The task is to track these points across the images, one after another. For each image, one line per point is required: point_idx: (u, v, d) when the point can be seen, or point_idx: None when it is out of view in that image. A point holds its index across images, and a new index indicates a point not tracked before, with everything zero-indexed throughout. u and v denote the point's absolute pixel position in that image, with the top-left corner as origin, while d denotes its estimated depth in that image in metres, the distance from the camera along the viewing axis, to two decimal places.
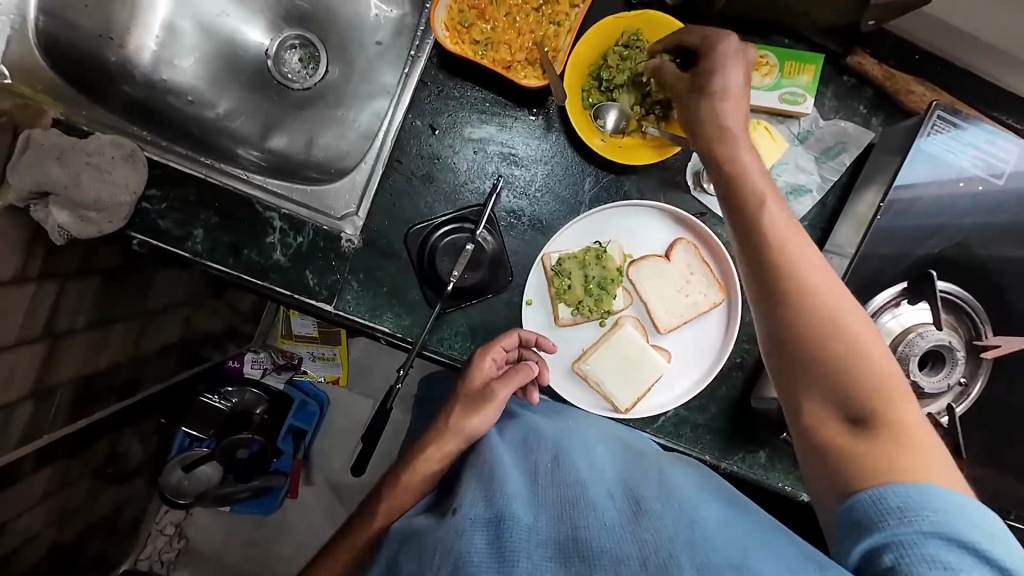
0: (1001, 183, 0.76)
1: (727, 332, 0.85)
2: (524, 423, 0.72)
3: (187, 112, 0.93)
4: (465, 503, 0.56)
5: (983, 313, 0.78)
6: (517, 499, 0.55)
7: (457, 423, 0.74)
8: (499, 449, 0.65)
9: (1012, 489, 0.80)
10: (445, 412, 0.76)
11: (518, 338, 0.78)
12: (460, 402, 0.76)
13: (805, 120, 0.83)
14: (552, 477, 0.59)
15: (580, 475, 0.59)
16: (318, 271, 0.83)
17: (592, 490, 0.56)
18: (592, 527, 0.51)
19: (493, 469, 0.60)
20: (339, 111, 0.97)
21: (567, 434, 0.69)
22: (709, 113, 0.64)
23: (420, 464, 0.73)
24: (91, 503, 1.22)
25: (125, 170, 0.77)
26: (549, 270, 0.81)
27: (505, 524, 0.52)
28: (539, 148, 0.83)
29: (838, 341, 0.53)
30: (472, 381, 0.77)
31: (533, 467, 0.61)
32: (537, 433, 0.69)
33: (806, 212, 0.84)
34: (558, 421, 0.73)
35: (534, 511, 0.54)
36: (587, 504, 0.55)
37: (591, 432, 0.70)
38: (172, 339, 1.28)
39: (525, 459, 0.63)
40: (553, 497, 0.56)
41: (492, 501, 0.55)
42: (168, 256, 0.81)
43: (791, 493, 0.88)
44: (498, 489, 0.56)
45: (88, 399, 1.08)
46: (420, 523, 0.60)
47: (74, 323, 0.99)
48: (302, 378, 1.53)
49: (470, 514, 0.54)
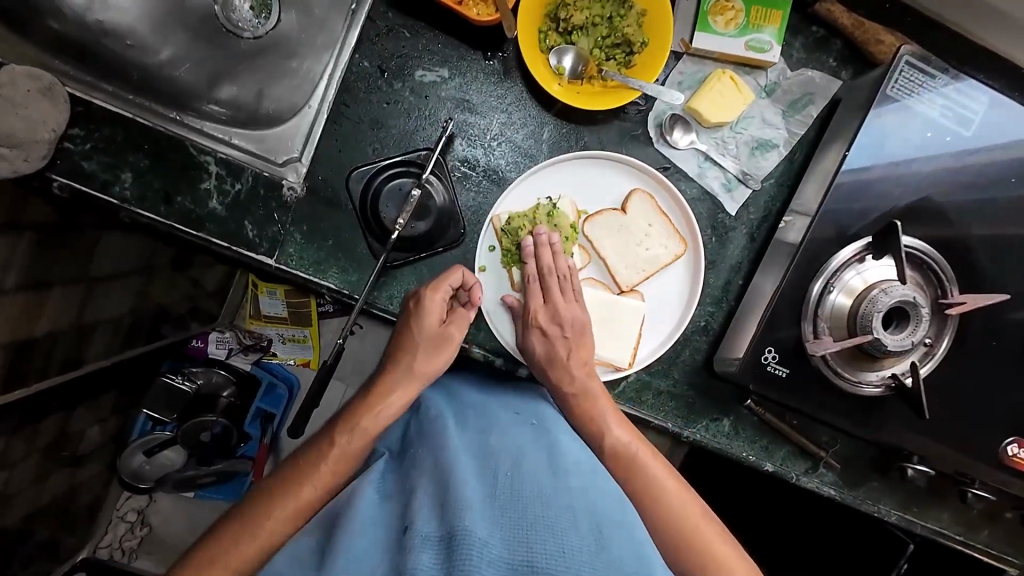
0: (970, 133, 0.74)
1: (691, 288, 0.81)
2: (487, 424, 0.69)
3: (127, 56, 0.83)
4: (417, 518, 0.52)
5: (950, 271, 0.76)
6: (475, 512, 0.51)
7: (420, 369, 0.71)
8: (457, 455, 0.61)
9: (971, 448, 0.79)
10: (401, 355, 0.71)
11: (463, 278, 0.72)
12: (420, 346, 0.71)
13: (771, 71, 0.81)
14: (512, 488, 0.55)
15: (543, 490, 0.56)
16: (258, 222, 0.77)
17: (555, 509, 0.53)
18: (553, 555, 0.48)
19: (446, 479, 0.57)
20: (294, 62, 0.87)
21: (533, 443, 0.66)
22: (548, 307, 0.74)
23: (366, 424, 0.68)
24: (38, 486, 1.12)
25: (43, 105, 0.71)
26: (499, 230, 0.77)
27: (457, 539, 0.48)
28: (495, 94, 0.79)
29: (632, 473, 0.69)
30: (428, 322, 0.71)
31: (491, 476, 0.58)
32: (499, 438, 0.65)
33: (772, 167, 0.82)
34: (525, 427, 0.70)
35: (489, 527, 0.50)
36: (548, 524, 0.51)
37: (558, 440, 0.67)
38: (122, 313, 1.15)
39: (483, 465, 0.60)
40: (511, 512, 0.52)
41: (445, 516, 0.51)
42: (91, 201, 0.75)
43: (755, 463, 0.84)
44: (453, 502, 0.52)
45: (25, 370, 0.97)
46: (365, 518, 0.56)
47: (2, 284, 0.88)
48: (270, 360, 1.43)
49: (422, 530, 0.50)
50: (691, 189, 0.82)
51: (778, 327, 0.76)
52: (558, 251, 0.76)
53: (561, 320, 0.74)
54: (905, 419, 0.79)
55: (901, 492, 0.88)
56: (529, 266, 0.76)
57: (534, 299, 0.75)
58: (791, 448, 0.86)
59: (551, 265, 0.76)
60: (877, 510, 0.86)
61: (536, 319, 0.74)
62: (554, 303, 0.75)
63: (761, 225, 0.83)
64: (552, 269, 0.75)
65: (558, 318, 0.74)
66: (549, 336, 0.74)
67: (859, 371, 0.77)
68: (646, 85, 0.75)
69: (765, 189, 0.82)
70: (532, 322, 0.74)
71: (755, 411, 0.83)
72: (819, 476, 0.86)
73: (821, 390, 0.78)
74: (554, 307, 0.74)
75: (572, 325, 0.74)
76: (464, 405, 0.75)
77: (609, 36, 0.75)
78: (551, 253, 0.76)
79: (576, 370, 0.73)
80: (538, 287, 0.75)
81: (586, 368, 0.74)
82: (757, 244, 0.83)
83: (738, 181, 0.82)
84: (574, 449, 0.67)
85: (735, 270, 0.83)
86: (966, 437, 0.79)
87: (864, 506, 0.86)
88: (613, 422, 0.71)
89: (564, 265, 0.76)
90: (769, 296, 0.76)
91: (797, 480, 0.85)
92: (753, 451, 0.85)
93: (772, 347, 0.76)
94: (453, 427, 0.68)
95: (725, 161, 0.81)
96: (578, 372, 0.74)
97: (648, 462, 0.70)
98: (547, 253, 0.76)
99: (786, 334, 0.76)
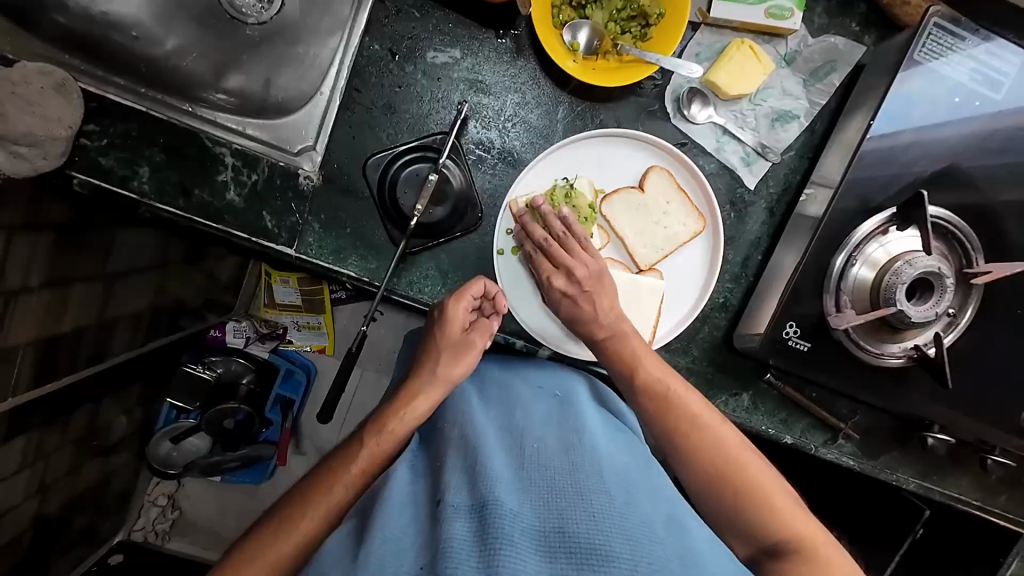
0: (1000, 97, 0.72)
1: (712, 265, 0.81)
2: (511, 400, 0.70)
3: (133, 49, 0.83)
4: (448, 491, 0.54)
5: (976, 240, 0.75)
6: (504, 486, 0.52)
7: (443, 371, 0.72)
8: (484, 430, 0.63)
9: (992, 416, 0.80)
10: (427, 361, 0.73)
11: (485, 288, 0.74)
12: (443, 351, 0.73)
13: (792, 39, 0.78)
14: (538, 462, 0.57)
15: (569, 458, 0.57)
16: (276, 213, 0.77)
17: (583, 477, 0.54)
18: (584, 518, 0.49)
19: (474, 452, 0.58)
20: (299, 48, 0.86)
21: (558, 416, 0.66)
22: (569, 266, 0.74)
23: (393, 426, 0.68)
24: (74, 474, 1.17)
25: (57, 102, 0.70)
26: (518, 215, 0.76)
27: (488, 509, 0.49)
28: (508, 73, 0.77)
29: (676, 414, 0.70)
30: (450, 330, 0.73)
31: (518, 450, 0.59)
32: (524, 412, 0.67)
33: (793, 139, 0.80)
34: (550, 399, 0.70)
35: (518, 498, 0.51)
36: (577, 490, 0.52)
37: (583, 411, 0.68)
38: (142, 306, 1.17)
39: (511, 440, 0.61)
40: (538, 484, 0.53)
41: (475, 487, 0.52)
42: (112, 197, 0.76)
43: (774, 436, 0.85)
44: (482, 475, 0.54)
45: (54, 364, 1.00)
46: (396, 496, 0.56)
47: (27, 282, 0.89)
48: (287, 348, 1.46)
49: (455, 502, 0.52)
50: (709, 165, 0.81)
51: (800, 302, 0.75)
52: (564, 219, 0.75)
53: (574, 278, 0.74)
54: (927, 389, 0.79)
55: (920, 461, 0.88)
56: (527, 244, 0.76)
57: (550, 273, 0.75)
58: (810, 420, 0.87)
59: (564, 228, 0.75)
60: (895, 478, 0.87)
61: (553, 285, 0.75)
62: (563, 262, 0.74)
63: (781, 198, 0.82)
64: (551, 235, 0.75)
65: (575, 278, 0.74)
66: (571, 295, 0.74)
67: (880, 343, 0.77)
68: (663, 59, 0.73)
69: (786, 162, 0.81)
70: (554, 294, 0.75)
71: (775, 385, 0.84)
72: (838, 447, 0.87)
73: (842, 363, 0.78)
74: (562, 267, 0.74)
75: (592, 279, 0.74)
76: (488, 381, 0.76)
77: (625, 8, 0.74)
78: (553, 221, 0.75)
79: (606, 315, 0.74)
80: (547, 255, 0.75)
81: (616, 311, 0.74)
82: (776, 218, 0.82)
83: (757, 154, 0.80)
84: (598, 421, 0.68)
85: (755, 246, 0.82)
86: (986, 405, 0.79)
87: (882, 475, 0.87)
88: (645, 356, 0.72)
89: (563, 227, 0.75)
90: (790, 271, 0.76)
91: (816, 452, 0.86)
92: (772, 424, 0.85)
93: (794, 322, 0.76)
94: (478, 406, 0.69)
95: (743, 135, 0.80)
96: (607, 314, 0.74)
97: (681, 393, 0.71)
98: (554, 222, 0.75)
99: (808, 308, 0.76)
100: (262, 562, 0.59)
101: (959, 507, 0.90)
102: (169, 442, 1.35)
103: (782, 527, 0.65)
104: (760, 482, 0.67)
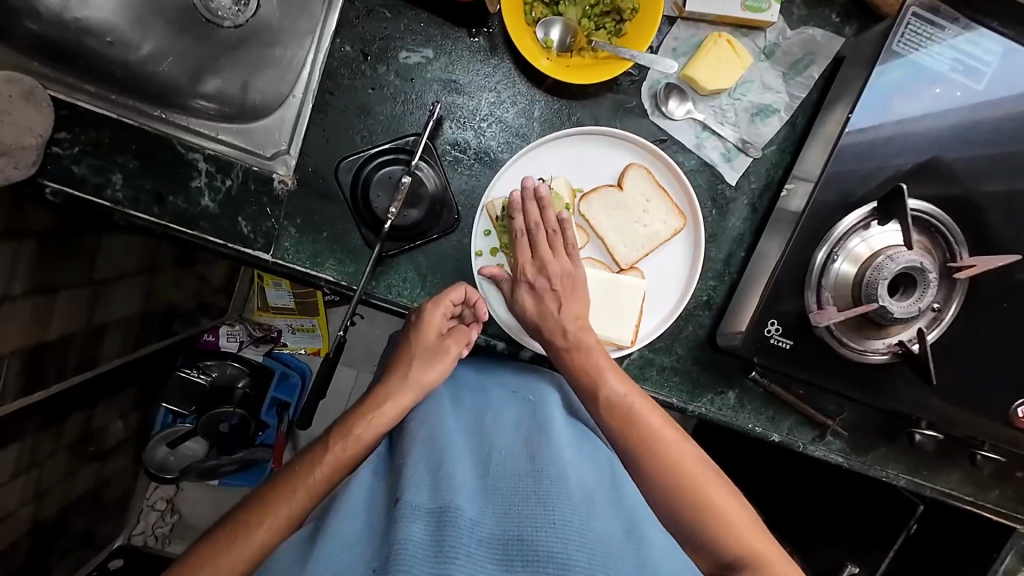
0: (982, 88, 0.71)
1: (693, 262, 0.80)
2: (482, 407, 0.70)
3: (108, 54, 0.82)
4: (408, 491, 0.53)
5: (959, 234, 0.74)
6: (465, 493, 0.52)
7: (415, 377, 0.71)
8: (451, 437, 0.63)
9: (980, 410, 0.78)
10: (399, 364, 0.73)
11: (466, 296, 0.74)
12: (416, 355, 0.72)
13: (770, 31, 0.77)
14: (503, 470, 0.56)
15: (534, 466, 0.56)
16: (251, 218, 0.77)
17: (546, 483, 0.54)
18: (545, 526, 0.49)
19: (438, 458, 0.57)
20: (276, 50, 0.85)
21: (525, 422, 0.66)
22: (547, 259, 0.74)
23: (359, 430, 0.67)
24: (67, 481, 1.17)
25: (27, 110, 0.69)
26: (495, 218, 0.76)
27: (448, 514, 0.48)
28: (482, 72, 0.77)
29: (632, 429, 0.68)
30: (425, 334, 0.72)
31: (483, 458, 0.59)
32: (493, 419, 0.67)
33: (773, 134, 0.79)
34: (520, 405, 0.70)
35: (479, 505, 0.51)
36: (539, 497, 0.52)
37: (552, 419, 0.67)
38: (131, 313, 1.17)
39: (478, 448, 0.61)
40: (501, 492, 0.53)
41: (436, 491, 0.52)
42: (85, 206, 0.75)
43: (761, 434, 0.84)
44: (444, 480, 0.53)
45: (42, 372, 1.00)
46: (356, 500, 0.55)
47: (10, 290, 0.88)
48: (281, 351, 1.45)
49: (413, 502, 0.51)
50: (689, 161, 0.80)
51: (781, 299, 0.74)
52: (546, 204, 0.74)
53: (549, 274, 0.73)
54: (913, 385, 0.78)
55: (909, 457, 0.87)
56: (517, 221, 0.74)
57: (522, 259, 0.74)
58: (798, 417, 0.86)
59: (538, 220, 0.74)
60: (885, 474, 0.86)
61: (525, 275, 0.74)
62: (542, 257, 0.74)
63: (762, 194, 0.80)
64: (540, 224, 0.74)
65: (549, 272, 0.73)
66: (536, 291, 0.74)
67: (864, 340, 0.76)
68: (638, 55, 0.72)
69: (767, 157, 0.80)
70: (519, 277, 0.74)
71: (761, 383, 0.83)
72: (827, 444, 0.86)
73: (826, 360, 0.77)
74: (543, 259, 0.74)
75: (564, 281, 0.74)
76: (461, 386, 0.77)
77: (597, 4, 0.73)
78: (537, 208, 0.74)
79: (568, 326, 0.72)
80: (529, 244, 0.74)
81: (580, 322, 0.73)
82: (758, 215, 0.81)
83: (738, 149, 0.79)
84: (564, 429, 0.67)
85: (737, 242, 0.81)
86: (974, 399, 0.78)
87: (871, 471, 0.86)
88: (610, 373, 0.70)
89: (552, 219, 0.74)
90: (772, 267, 0.75)
91: (804, 449, 0.85)
92: (760, 422, 0.84)
93: (775, 319, 0.75)
94: (449, 413, 0.69)
95: (723, 130, 0.78)
96: (571, 325, 0.73)
97: (645, 411, 0.69)
98: (534, 206, 0.73)
99: (789, 305, 0.75)
100: (220, 565, 0.57)
101: (951, 502, 0.89)
102: (164, 446, 1.35)
103: (740, 546, 0.65)
104: (720, 501, 0.67)
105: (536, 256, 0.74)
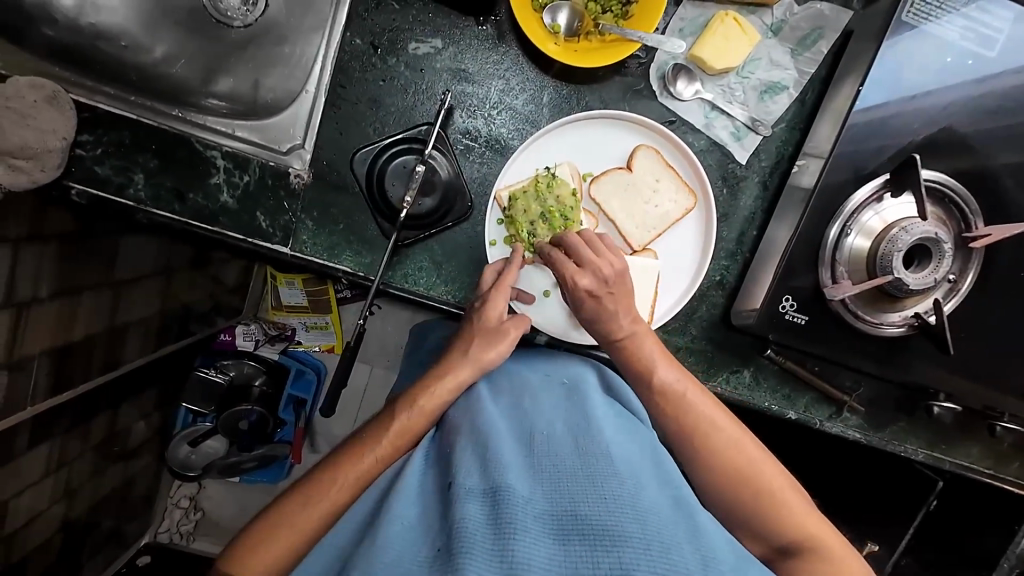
0: (994, 55, 0.72)
1: (706, 240, 0.80)
2: (520, 389, 0.70)
3: (124, 58, 0.84)
4: (460, 476, 0.54)
5: (974, 204, 0.73)
6: (516, 472, 0.53)
7: (475, 354, 0.71)
8: (493, 418, 0.63)
9: (996, 380, 0.78)
10: (461, 344, 0.73)
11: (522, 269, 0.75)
12: (476, 333, 0.72)
13: (778, 8, 0.77)
14: (547, 450, 0.56)
15: (578, 446, 0.57)
16: (269, 212, 0.78)
17: (593, 460, 0.54)
18: (596, 500, 0.49)
19: (484, 440, 0.58)
20: (285, 48, 0.86)
21: (565, 403, 0.66)
22: (592, 263, 0.69)
23: (395, 425, 0.66)
24: (96, 479, 1.20)
25: (51, 114, 0.71)
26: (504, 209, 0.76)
27: (501, 494, 0.50)
28: (490, 60, 0.78)
29: (685, 415, 0.68)
30: (486, 315, 0.73)
31: (527, 438, 0.59)
32: (532, 398, 0.67)
33: (782, 111, 0.79)
34: (557, 386, 0.71)
35: (530, 483, 0.51)
36: (587, 474, 0.52)
37: (591, 397, 0.67)
38: (151, 313, 1.19)
39: (520, 428, 0.61)
40: (550, 471, 0.53)
41: (486, 472, 0.53)
42: (109, 205, 0.77)
43: (778, 412, 0.84)
44: (492, 461, 0.54)
45: (70, 372, 1.02)
46: (410, 485, 0.57)
47: (37, 292, 0.91)
48: (296, 349, 1.46)
49: (468, 486, 0.52)
50: (698, 142, 0.80)
51: (795, 275, 0.76)
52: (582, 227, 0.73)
53: (605, 276, 0.69)
54: (928, 357, 0.78)
55: (928, 432, 0.87)
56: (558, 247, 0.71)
57: (571, 275, 0.70)
58: (814, 394, 0.85)
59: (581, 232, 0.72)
60: (904, 450, 0.86)
61: (580, 286, 0.70)
62: (588, 263, 0.70)
63: (773, 172, 0.80)
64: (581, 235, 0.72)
65: (597, 276, 0.69)
66: (597, 296, 0.69)
67: (879, 313, 0.77)
68: (646, 36, 0.72)
69: (776, 134, 0.80)
70: (573, 289, 0.70)
71: (777, 361, 0.83)
72: (843, 420, 0.85)
73: (840, 334, 0.77)
74: (591, 264, 0.69)
75: (616, 277, 0.70)
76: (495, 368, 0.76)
77: None
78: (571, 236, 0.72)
79: (625, 318, 0.71)
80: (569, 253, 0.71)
81: (634, 317, 0.72)
82: (770, 192, 0.81)
83: (748, 128, 0.79)
84: (605, 405, 0.67)
85: (749, 222, 0.81)
86: (991, 369, 0.78)
87: (889, 446, 0.85)
88: (661, 363, 0.70)
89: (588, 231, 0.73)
90: (784, 245, 0.76)
91: (822, 426, 0.84)
92: (775, 400, 0.84)
93: (789, 296, 0.76)
94: (485, 395, 0.69)
95: (732, 109, 0.79)
96: (625, 319, 0.71)
97: (697, 400, 0.69)
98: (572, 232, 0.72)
99: (804, 281, 0.76)
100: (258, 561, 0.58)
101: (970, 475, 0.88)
102: (186, 445, 1.37)
103: (797, 527, 0.64)
104: (778, 488, 0.65)
105: (580, 266, 0.70)
